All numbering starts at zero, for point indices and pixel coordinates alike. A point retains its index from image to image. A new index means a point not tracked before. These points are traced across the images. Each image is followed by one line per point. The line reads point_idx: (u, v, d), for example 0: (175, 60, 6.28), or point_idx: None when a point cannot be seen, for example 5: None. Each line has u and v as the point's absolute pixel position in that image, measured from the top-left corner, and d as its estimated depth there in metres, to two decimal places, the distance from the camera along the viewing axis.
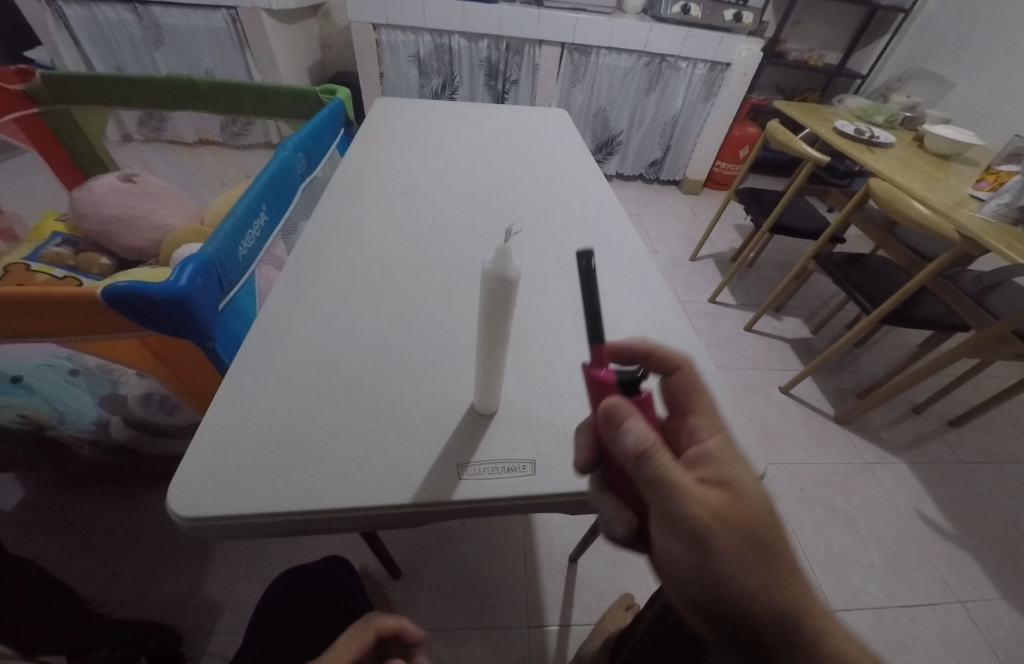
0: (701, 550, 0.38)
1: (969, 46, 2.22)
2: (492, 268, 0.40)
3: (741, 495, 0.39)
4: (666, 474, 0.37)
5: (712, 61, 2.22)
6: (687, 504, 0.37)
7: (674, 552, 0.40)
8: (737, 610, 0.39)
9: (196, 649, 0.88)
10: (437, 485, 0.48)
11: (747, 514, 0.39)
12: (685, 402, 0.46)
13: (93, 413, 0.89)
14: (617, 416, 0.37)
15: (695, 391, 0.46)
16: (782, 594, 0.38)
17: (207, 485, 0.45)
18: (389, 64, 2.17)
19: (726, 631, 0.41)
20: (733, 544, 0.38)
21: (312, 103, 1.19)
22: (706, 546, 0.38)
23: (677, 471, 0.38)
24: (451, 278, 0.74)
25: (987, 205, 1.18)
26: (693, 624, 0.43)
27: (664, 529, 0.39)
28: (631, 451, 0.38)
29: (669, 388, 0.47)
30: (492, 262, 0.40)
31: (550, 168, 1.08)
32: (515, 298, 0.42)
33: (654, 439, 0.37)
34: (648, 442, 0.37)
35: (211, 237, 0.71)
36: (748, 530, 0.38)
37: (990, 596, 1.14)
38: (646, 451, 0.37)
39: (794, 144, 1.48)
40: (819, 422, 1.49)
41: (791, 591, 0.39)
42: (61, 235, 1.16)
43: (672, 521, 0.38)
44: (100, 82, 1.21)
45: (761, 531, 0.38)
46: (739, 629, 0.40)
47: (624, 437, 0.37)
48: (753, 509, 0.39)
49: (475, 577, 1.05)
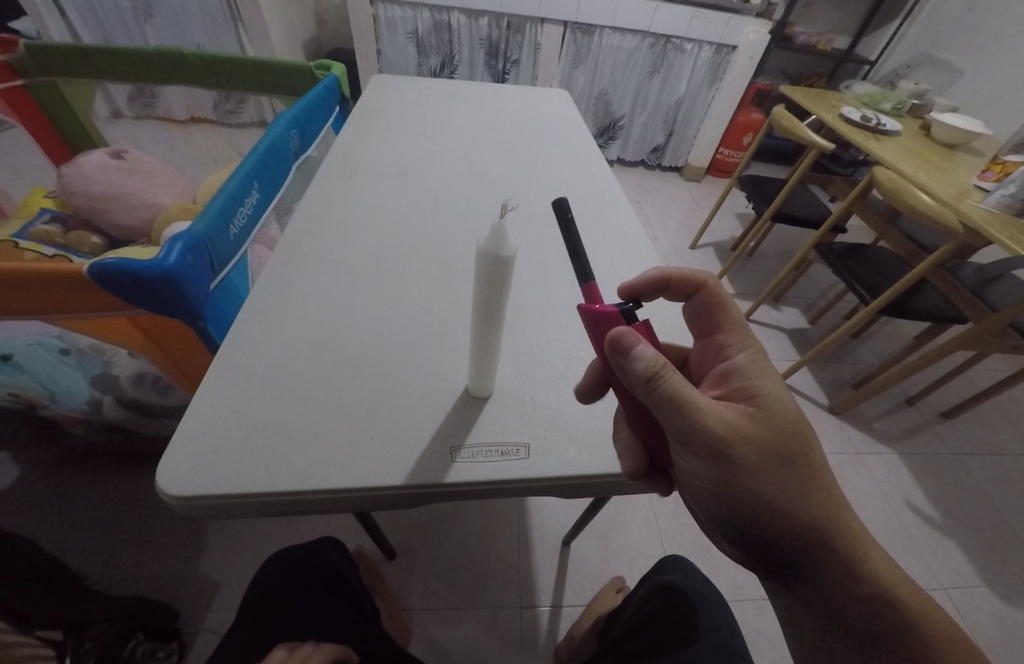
0: (725, 462, 0.42)
1: (981, 33, 2.18)
2: (486, 246, 0.39)
3: (762, 407, 0.44)
4: (675, 393, 0.41)
5: (718, 43, 2.17)
6: (708, 422, 0.41)
7: (695, 470, 0.44)
8: (762, 514, 0.43)
9: (193, 625, 0.89)
10: (429, 468, 0.47)
11: (770, 422, 0.44)
12: (716, 317, 0.53)
13: (85, 392, 0.89)
14: (624, 345, 0.40)
15: (725, 310, 0.52)
16: (805, 494, 0.43)
17: (197, 465, 0.45)
18: (386, 41, 2.11)
19: (751, 537, 0.45)
20: (753, 455, 0.42)
21: (306, 79, 1.16)
22: (729, 458, 0.42)
23: (692, 392, 0.42)
24: (447, 259, 0.73)
25: (992, 196, 1.17)
26: (716, 530, 0.47)
27: (686, 449, 0.43)
28: (643, 372, 0.40)
29: (696, 308, 0.55)
30: (486, 241, 0.39)
31: (550, 149, 1.06)
32: (511, 277, 0.41)
33: (662, 362, 0.40)
34: (657, 364, 0.40)
35: (201, 214, 0.70)
36: (772, 444, 0.43)
37: (973, 583, 1.17)
38: (657, 372, 0.40)
39: (799, 131, 1.45)
40: (813, 412, 1.50)
41: (812, 491, 0.44)
42: (50, 212, 1.14)
43: (689, 438, 0.42)
44: (87, 53, 1.17)
45: (785, 442, 0.43)
46: (763, 532, 0.45)
47: (634, 363, 0.40)
48: (776, 418, 0.44)
49: (469, 559, 1.06)
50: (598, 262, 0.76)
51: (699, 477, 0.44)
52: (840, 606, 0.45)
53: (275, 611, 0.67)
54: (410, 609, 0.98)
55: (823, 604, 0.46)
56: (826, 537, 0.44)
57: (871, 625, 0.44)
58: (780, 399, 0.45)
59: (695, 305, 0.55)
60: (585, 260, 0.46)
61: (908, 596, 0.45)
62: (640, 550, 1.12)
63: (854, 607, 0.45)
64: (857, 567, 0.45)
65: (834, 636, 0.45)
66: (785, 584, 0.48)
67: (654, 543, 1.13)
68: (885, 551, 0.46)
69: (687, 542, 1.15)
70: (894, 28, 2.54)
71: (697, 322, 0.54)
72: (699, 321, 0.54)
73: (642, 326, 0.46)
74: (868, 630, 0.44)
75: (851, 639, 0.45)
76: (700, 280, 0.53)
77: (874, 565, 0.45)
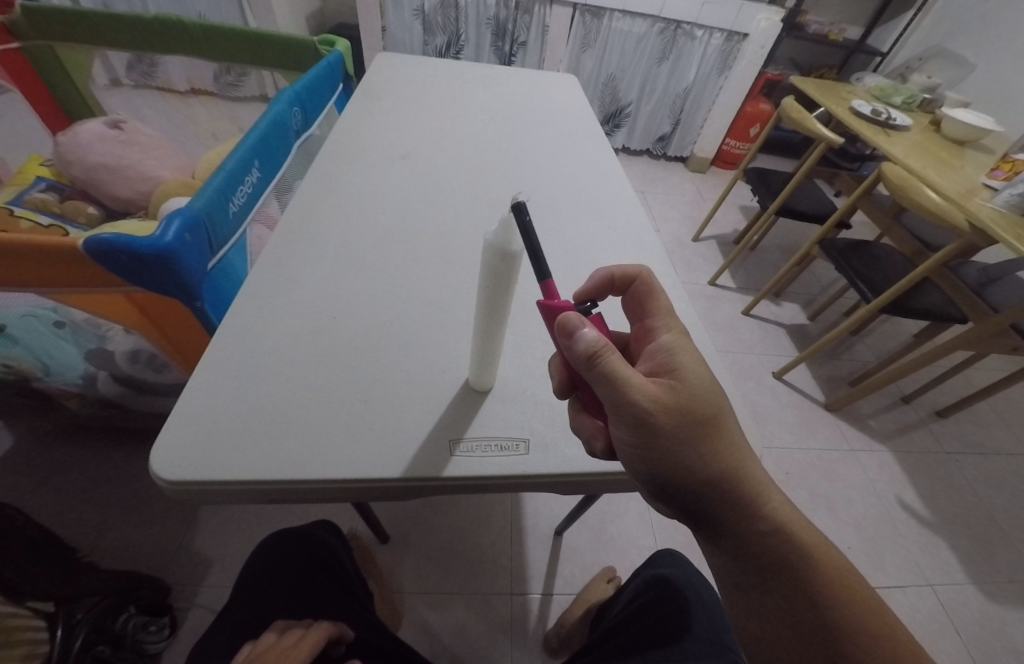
0: (649, 433, 0.41)
1: (996, 28, 2.15)
2: (494, 239, 0.38)
3: (687, 380, 0.44)
4: (615, 371, 0.40)
5: (730, 30, 2.13)
6: (635, 395, 0.40)
7: (625, 442, 0.43)
8: (685, 481, 0.44)
9: (185, 600, 0.89)
10: (429, 460, 0.47)
11: (694, 396, 0.43)
12: (646, 304, 0.51)
13: (80, 366, 0.88)
14: (569, 326, 0.40)
15: (652, 297, 0.51)
16: (721, 462, 0.43)
17: (191, 450, 0.44)
18: (391, 17, 2.06)
19: (678, 503, 0.45)
20: (678, 424, 0.42)
21: (309, 54, 1.13)
22: (653, 430, 0.41)
23: (625, 368, 0.41)
24: (449, 247, 0.72)
25: (1000, 194, 1.16)
26: (653, 501, 0.47)
27: (615, 421, 0.43)
28: (580, 350, 0.40)
29: (634, 297, 0.52)
30: (494, 234, 0.38)
31: (554, 134, 1.05)
32: (518, 273, 0.40)
33: (605, 342, 0.40)
34: (599, 343, 0.39)
35: (200, 193, 0.68)
36: (695, 411, 0.43)
37: (960, 580, 1.18)
38: (596, 350, 0.39)
39: (807, 124, 1.43)
40: (809, 409, 1.51)
41: (732, 457, 0.44)
42: (46, 181, 1.12)
43: (620, 411, 0.41)
44: (84, 18, 1.14)
45: (706, 409, 0.43)
46: (686, 498, 0.45)
47: (576, 344, 0.39)
48: (699, 392, 0.43)
49: (462, 544, 1.07)
50: (602, 254, 0.75)
51: (632, 450, 0.43)
52: (755, 562, 0.46)
53: (269, 595, 0.67)
54: (402, 592, 0.98)
55: (742, 562, 0.46)
56: (741, 499, 0.45)
57: (779, 576, 0.46)
58: (701, 375, 0.44)
59: (629, 294, 0.53)
60: (544, 262, 0.40)
61: (815, 548, 0.46)
62: (632, 539, 1.13)
63: (769, 548, 0.45)
64: (768, 524, 0.45)
65: (753, 576, 0.46)
66: (710, 547, 0.48)
67: (647, 533, 1.14)
68: (789, 501, 0.46)
69: (679, 533, 1.16)
70: (907, 19, 2.49)
71: (629, 310, 0.53)
72: (633, 312, 0.53)
73: (596, 320, 0.45)
74: (778, 583, 0.45)
75: (764, 591, 0.46)
76: (635, 271, 0.52)
77: (787, 523, 0.46)
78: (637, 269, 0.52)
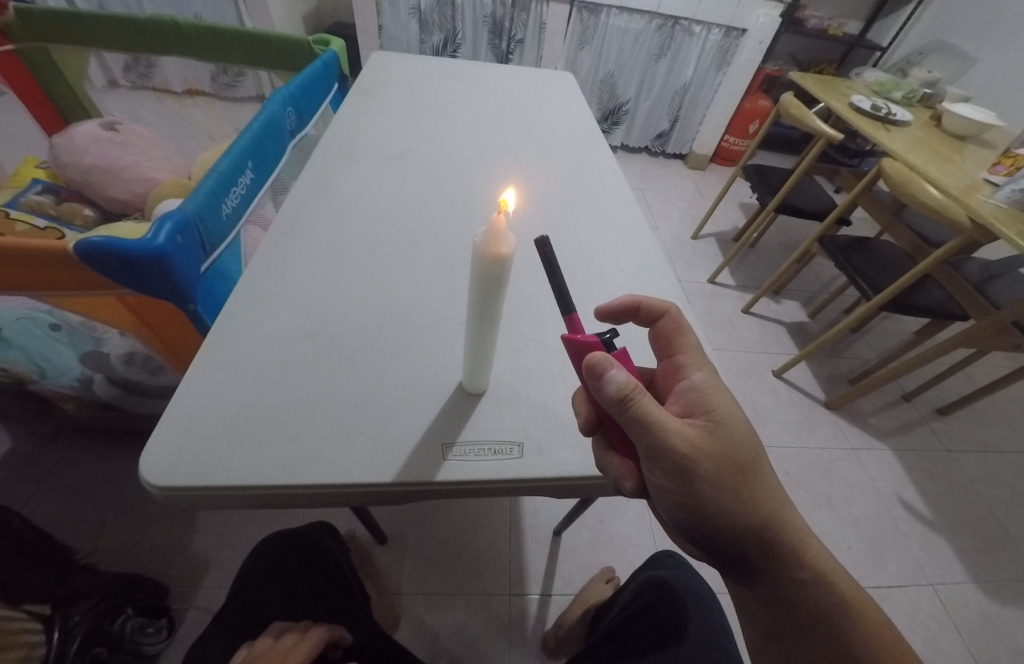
0: (686, 479, 0.41)
1: (998, 21, 2.13)
2: (484, 243, 0.37)
3: (721, 424, 0.44)
4: (647, 415, 0.39)
5: (728, 26, 2.11)
6: (671, 440, 0.40)
7: (661, 486, 0.43)
8: (722, 527, 0.43)
9: (183, 601, 0.90)
10: (420, 466, 0.46)
11: (728, 440, 0.43)
12: (673, 342, 0.51)
13: (76, 369, 0.87)
14: (597, 367, 0.38)
15: (680, 335, 0.51)
16: (759, 509, 0.43)
17: (182, 456, 0.44)
18: (388, 16, 2.05)
19: (714, 547, 0.46)
20: (716, 470, 0.42)
21: (304, 53, 1.13)
22: (691, 476, 0.41)
23: (659, 412, 0.40)
24: (444, 249, 0.71)
25: (1002, 190, 1.15)
26: (689, 542, 0.47)
27: (651, 465, 0.42)
28: (612, 392, 0.39)
29: (659, 333, 0.52)
30: (484, 237, 0.37)
31: (549, 131, 1.04)
32: (508, 276, 0.39)
33: (635, 384, 0.38)
34: (629, 386, 0.38)
35: (192, 195, 0.68)
36: (731, 457, 0.43)
37: (961, 579, 1.17)
38: (627, 394, 0.38)
39: (807, 120, 1.42)
40: (809, 407, 1.50)
41: (770, 503, 0.44)
42: (42, 182, 1.11)
43: (656, 456, 0.41)
44: (79, 19, 1.14)
45: (741, 454, 0.43)
46: (723, 542, 0.45)
47: (605, 385, 0.38)
48: (733, 436, 0.43)
49: (459, 545, 1.06)
50: (598, 254, 0.75)
51: (669, 494, 0.43)
52: (789, 607, 0.47)
53: (265, 598, 0.66)
54: (400, 594, 0.98)
55: (777, 607, 0.47)
56: (777, 545, 0.45)
57: (815, 622, 0.46)
58: (735, 418, 0.44)
59: (654, 332, 0.52)
60: (564, 286, 0.40)
61: (852, 597, 0.47)
62: (631, 540, 1.13)
63: (806, 594, 0.46)
64: (806, 571, 0.46)
65: (788, 623, 0.47)
66: (745, 590, 0.49)
67: (646, 534, 1.14)
68: (826, 547, 0.47)
69: None
70: (907, 13, 2.45)
71: (654, 347, 0.53)
72: (659, 348, 0.52)
73: (620, 353, 0.44)
74: (813, 629, 0.46)
75: (801, 642, 0.46)
76: (660, 307, 0.52)
77: (824, 570, 0.46)
78: (666, 304, 0.52)
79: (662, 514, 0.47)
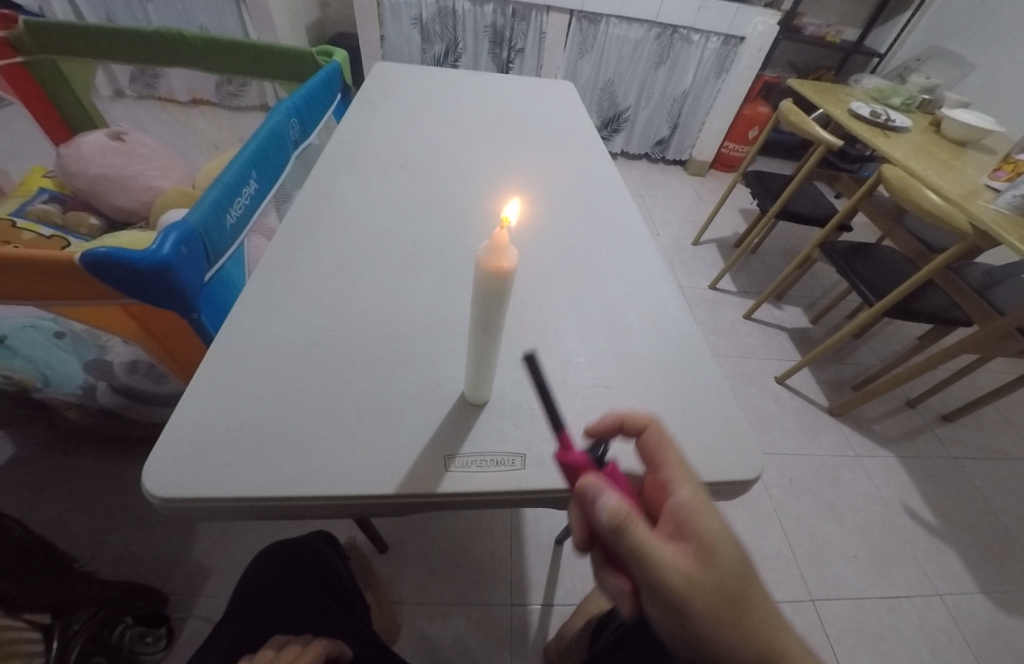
0: (680, 611, 0.41)
1: (996, 27, 2.14)
2: (486, 256, 0.37)
3: (714, 554, 0.42)
4: (640, 547, 0.39)
5: (727, 34, 2.13)
6: (664, 572, 0.40)
7: (657, 612, 0.43)
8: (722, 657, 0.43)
9: (183, 610, 0.90)
10: (422, 477, 0.46)
11: (721, 572, 0.42)
12: (657, 458, 0.47)
13: (80, 377, 0.88)
14: (589, 491, 0.39)
15: (662, 451, 0.47)
16: (757, 641, 0.42)
17: (185, 467, 0.44)
18: (390, 26, 2.07)
19: None
20: (708, 606, 0.41)
21: (307, 65, 1.14)
22: (686, 609, 0.40)
23: (651, 543, 0.39)
24: (445, 258, 0.71)
25: (1003, 195, 1.14)
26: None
27: (647, 593, 0.42)
28: (603, 521, 0.39)
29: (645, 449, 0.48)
30: (486, 251, 0.37)
31: (549, 140, 1.05)
32: (510, 290, 0.39)
33: (628, 512, 0.38)
34: (622, 515, 0.38)
35: (197, 206, 0.68)
36: (723, 589, 0.42)
37: (969, 589, 1.16)
38: (621, 523, 0.38)
39: (806, 127, 1.42)
40: (812, 413, 1.49)
41: (768, 632, 0.43)
42: (49, 192, 1.13)
43: (650, 585, 0.41)
44: (86, 32, 1.16)
45: (734, 586, 0.42)
46: None
47: (599, 514, 0.38)
48: (725, 568, 0.42)
49: (460, 553, 1.06)
50: (598, 262, 0.75)
51: (665, 619, 0.43)
52: None
53: (264, 612, 0.66)
54: (400, 603, 0.98)
55: None
56: None
57: None
58: (725, 541, 0.43)
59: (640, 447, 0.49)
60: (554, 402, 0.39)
61: None
62: None
63: None
64: None
65: None
66: None
67: None
68: None
69: None
70: (904, 20, 2.47)
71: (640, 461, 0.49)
72: (643, 461, 0.49)
73: (611, 473, 0.43)
74: None
75: None
76: (644, 421, 0.48)
77: None
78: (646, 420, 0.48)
79: (660, 636, 0.46)
